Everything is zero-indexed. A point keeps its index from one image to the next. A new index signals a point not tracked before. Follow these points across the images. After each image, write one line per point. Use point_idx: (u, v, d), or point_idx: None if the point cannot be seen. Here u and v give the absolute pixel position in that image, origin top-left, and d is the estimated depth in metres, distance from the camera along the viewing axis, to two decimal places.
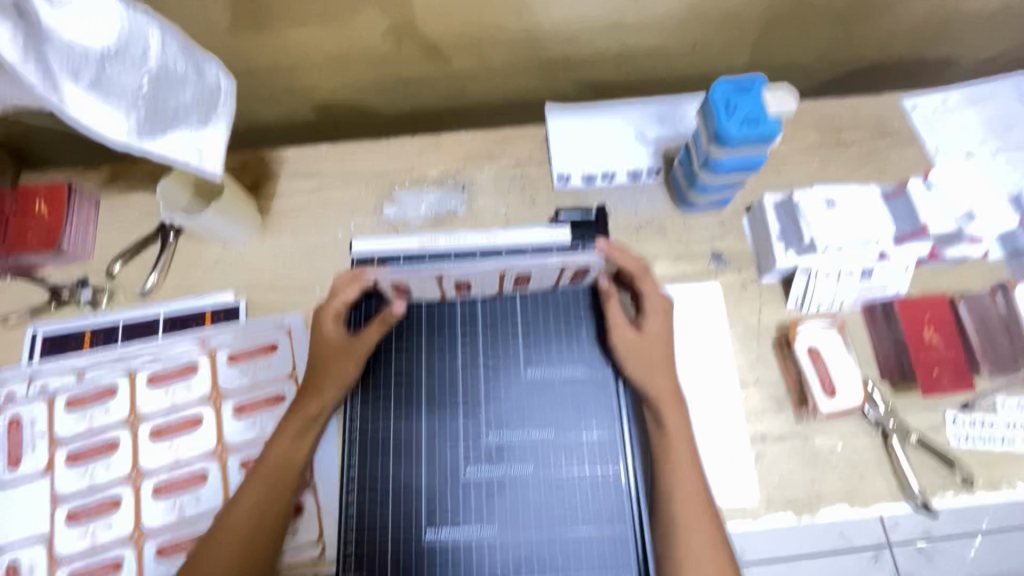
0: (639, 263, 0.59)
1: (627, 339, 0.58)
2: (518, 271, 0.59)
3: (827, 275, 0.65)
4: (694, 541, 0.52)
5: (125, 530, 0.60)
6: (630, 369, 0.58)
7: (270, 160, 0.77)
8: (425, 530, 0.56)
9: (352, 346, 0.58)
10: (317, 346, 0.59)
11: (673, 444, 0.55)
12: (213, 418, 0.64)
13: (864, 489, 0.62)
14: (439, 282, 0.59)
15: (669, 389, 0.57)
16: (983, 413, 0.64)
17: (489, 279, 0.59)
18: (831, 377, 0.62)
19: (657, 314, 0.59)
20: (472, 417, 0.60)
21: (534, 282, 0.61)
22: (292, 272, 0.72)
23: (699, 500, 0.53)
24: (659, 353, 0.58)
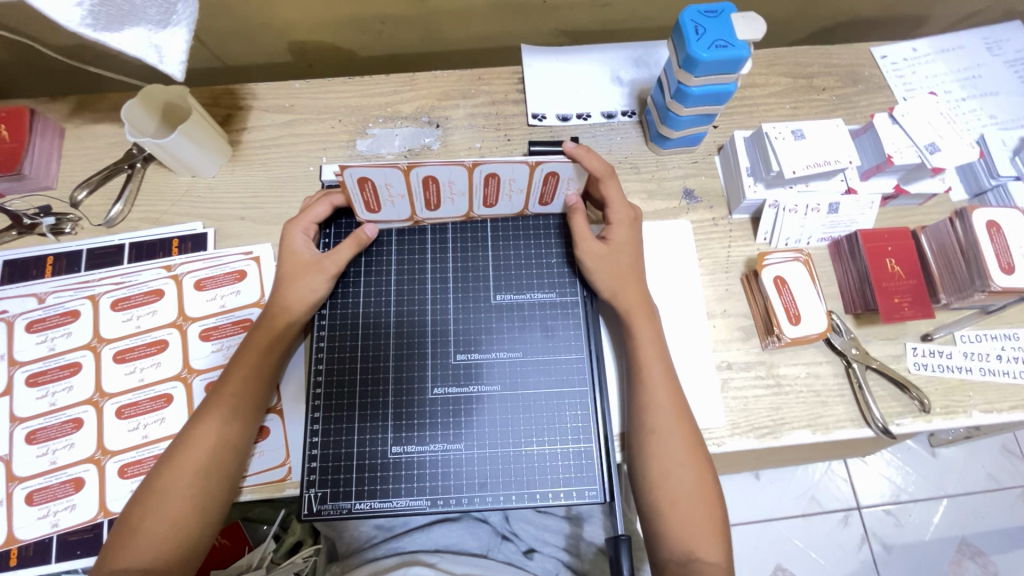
0: (605, 166, 0.59)
1: (594, 250, 0.60)
2: (488, 171, 0.56)
3: (795, 209, 0.67)
4: (662, 443, 0.54)
5: (87, 451, 0.59)
6: (602, 288, 0.60)
7: (242, 94, 0.76)
8: (391, 446, 0.56)
9: (322, 261, 0.58)
10: (286, 259, 0.59)
11: (643, 354, 0.57)
12: (179, 343, 0.63)
13: (826, 415, 0.64)
14: (406, 179, 0.56)
15: (637, 302, 0.58)
16: (941, 344, 0.66)
17: (458, 179, 0.57)
18: (795, 303, 0.64)
19: (622, 224, 0.60)
20: (442, 338, 0.60)
21: (504, 196, 0.60)
22: (262, 203, 0.71)
23: (667, 412, 0.55)
24: (626, 262, 0.60)
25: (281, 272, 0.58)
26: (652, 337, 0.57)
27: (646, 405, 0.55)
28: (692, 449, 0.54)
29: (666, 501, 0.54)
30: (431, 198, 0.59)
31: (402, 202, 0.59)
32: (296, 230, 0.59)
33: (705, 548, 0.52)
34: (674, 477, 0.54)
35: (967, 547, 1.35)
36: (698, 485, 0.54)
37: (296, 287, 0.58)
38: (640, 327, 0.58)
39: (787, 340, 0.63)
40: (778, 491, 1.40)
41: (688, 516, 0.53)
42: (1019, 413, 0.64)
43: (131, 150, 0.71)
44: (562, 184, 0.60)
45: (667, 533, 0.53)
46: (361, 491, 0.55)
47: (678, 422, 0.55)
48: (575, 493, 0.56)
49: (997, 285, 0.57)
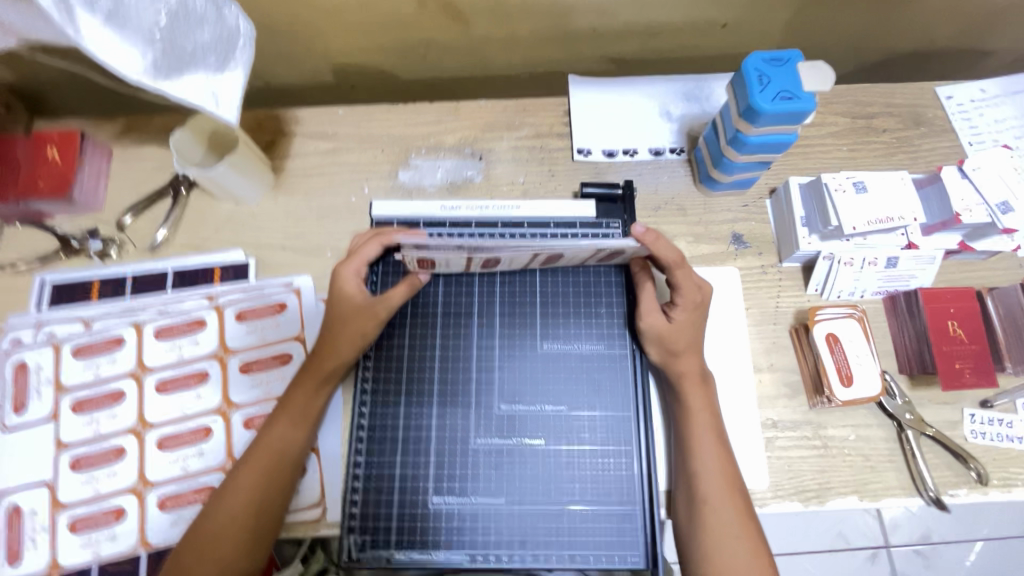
0: (676, 253, 0.56)
1: (657, 323, 0.57)
2: (549, 253, 0.57)
3: (850, 263, 0.64)
4: (717, 516, 0.52)
5: (128, 481, 0.60)
6: (655, 345, 0.57)
7: (286, 120, 0.76)
8: (431, 496, 0.56)
9: (374, 309, 0.57)
10: (337, 300, 0.57)
11: (694, 419, 0.55)
12: (219, 375, 0.64)
13: (875, 481, 0.61)
14: (467, 259, 0.58)
15: (693, 370, 0.56)
16: (1002, 411, 0.63)
17: (519, 259, 0.58)
18: (848, 364, 0.61)
19: (687, 306, 0.56)
20: (485, 386, 0.59)
21: (561, 259, 0.59)
22: (303, 232, 0.71)
23: (724, 482, 0.53)
24: (688, 333, 0.56)
25: (332, 322, 0.57)
26: (704, 405, 0.56)
27: (698, 475, 0.54)
28: (746, 523, 0.53)
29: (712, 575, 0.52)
30: (487, 261, 0.59)
31: (456, 263, 0.59)
32: (348, 275, 0.58)
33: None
34: (727, 551, 0.52)
35: None
36: (753, 561, 0.52)
37: (346, 337, 0.57)
38: (692, 392, 0.56)
39: (838, 402, 0.61)
40: (804, 524, 1.37)
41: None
42: None
43: (176, 174, 0.72)
44: (622, 253, 0.58)
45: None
46: (399, 541, 0.54)
47: (728, 495, 0.53)
48: (617, 557, 0.54)
49: None
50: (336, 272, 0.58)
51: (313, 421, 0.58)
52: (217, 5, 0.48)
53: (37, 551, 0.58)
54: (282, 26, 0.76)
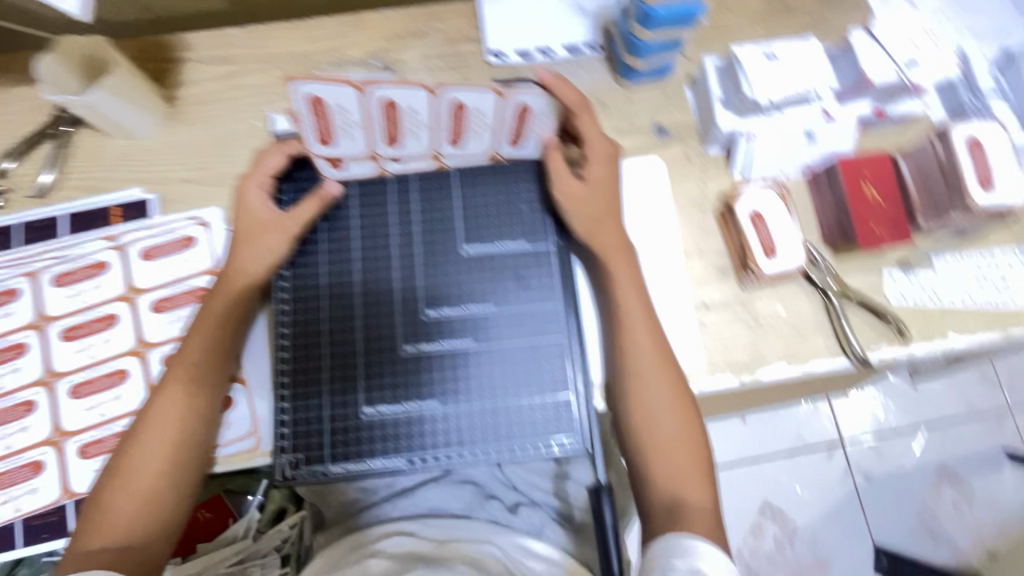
0: (579, 98, 0.55)
1: (570, 188, 0.57)
2: (454, 98, 0.50)
3: (770, 139, 0.63)
4: (647, 387, 0.54)
5: (43, 433, 0.57)
6: (574, 222, 0.57)
7: (174, 46, 0.70)
8: (363, 407, 0.54)
9: (282, 219, 0.54)
10: (240, 213, 0.55)
11: (623, 299, 0.56)
12: (129, 316, 0.60)
13: (804, 349, 0.63)
14: (363, 107, 0.50)
15: (614, 243, 0.57)
16: (919, 270, 0.65)
17: (421, 106, 0.50)
18: (771, 237, 0.62)
19: (601, 162, 0.57)
20: (410, 293, 0.57)
21: (471, 132, 0.55)
22: (204, 163, 0.66)
23: (653, 352, 0.54)
24: (601, 203, 0.57)
25: (241, 234, 0.55)
26: (632, 284, 0.56)
27: (630, 352, 0.55)
28: (678, 395, 0.54)
29: (647, 443, 0.54)
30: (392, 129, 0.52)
31: (358, 134, 0.52)
32: (252, 186, 0.55)
33: (690, 490, 0.52)
34: (660, 418, 0.54)
35: (946, 472, 1.40)
36: (682, 426, 0.54)
37: (256, 253, 0.54)
38: (619, 272, 0.56)
39: (764, 276, 0.62)
40: (764, 431, 1.43)
41: (674, 457, 0.53)
42: (994, 336, 0.64)
43: (56, 112, 0.66)
44: (534, 118, 0.54)
45: (657, 479, 0.53)
46: (334, 454, 0.53)
47: (660, 368, 0.54)
48: (555, 444, 0.54)
49: (978, 205, 0.56)
50: (240, 184, 0.55)
51: (231, 347, 0.55)
52: None
53: None
54: None
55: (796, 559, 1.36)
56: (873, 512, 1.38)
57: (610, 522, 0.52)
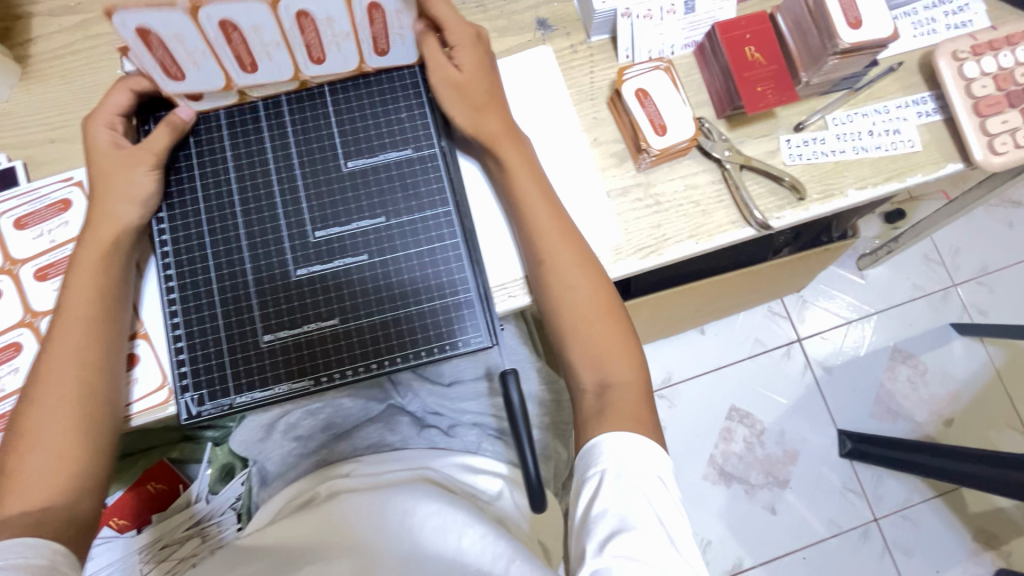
0: None
1: (445, 80, 0.55)
2: (296, 7, 0.47)
3: (648, 16, 0.62)
4: (555, 269, 0.54)
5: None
6: (458, 113, 0.55)
7: (16, 1, 0.65)
8: (261, 334, 0.53)
9: (136, 153, 0.52)
10: (90, 155, 0.52)
11: (518, 184, 0.54)
12: (13, 288, 0.57)
13: (708, 223, 0.63)
14: (198, 32, 0.46)
15: (499, 129, 0.55)
16: (812, 131, 0.65)
17: (263, 23, 0.47)
18: (660, 114, 0.61)
19: (469, 53, 0.54)
20: (295, 216, 0.55)
21: (330, 43, 0.52)
22: (68, 120, 0.63)
23: (560, 232, 0.54)
24: (482, 91, 0.55)
25: (98, 179, 0.52)
26: (529, 174, 0.55)
27: (535, 237, 0.54)
28: (589, 268, 0.54)
29: (564, 327, 0.54)
30: (242, 54, 0.50)
31: (205, 61, 0.50)
32: (97, 128, 0.52)
33: (615, 363, 0.53)
34: (577, 302, 0.54)
35: (898, 353, 1.46)
36: (603, 305, 0.54)
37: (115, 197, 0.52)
38: (512, 161, 0.55)
39: (656, 154, 0.61)
40: (723, 340, 1.46)
41: (593, 338, 0.54)
42: (892, 184, 0.64)
43: None
44: (392, 18, 0.50)
45: (577, 360, 0.54)
46: (238, 385, 0.52)
47: (567, 247, 0.54)
48: (461, 342, 0.54)
49: (845, 43, 0.54)
50: (87, 123, 0.53)
51: (120, 292, 0.53)
52: None
53: None
54: None
55: (767, 457, 1.39)
56: (834, 401, 1.43)
57: (517, 398, 0.51)
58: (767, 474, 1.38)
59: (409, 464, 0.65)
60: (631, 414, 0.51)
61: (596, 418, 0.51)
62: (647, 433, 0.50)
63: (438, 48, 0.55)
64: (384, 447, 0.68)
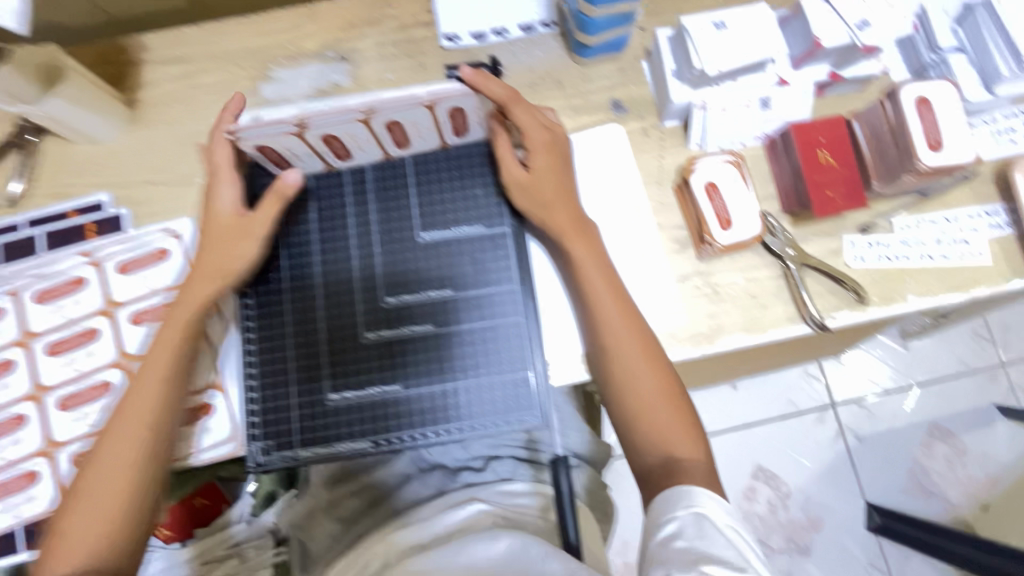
0: (506, 88, 0.55)
1: (514, 176, 0.57)
2: (388, 119, 0.54)
3: (724, 110, 0.64)
4: (618, 354, 0.54)
5: (34, 445, 0.60)
6: (518, 204, 0.58)
7: (130, 47, 0.70)
8: (330, 391, 0.56)
9: (249, 225, 0.55)
10: (209, 216, 0.56)
11: (586, 274, 0.56)
12: (110, 329, 0.62)
13: (764, 317, 0.63)
14: (303, 140, 0.54)
15: (568, 225, 0.57)
16: (878, 234, 0.65)
17: (358, 131, 0.54)
18: (726, 208, 0.62)
19: (541, 150, 0.57)
20: (370, 280, 0.59)
21: (415, 137, 0.58)
22: (167, 165, 0.67)
23: (624, 321, 0.55)
24: (548, 187, 0.57)
25: (211, 245, 0.55)
26: (595, 260, 0.56)
27: (600, 316, 0.55)
28: (651, 356, 0.54)
29: (630, 408, 0.54)
30: (338, 151, 0.57)
31: (309, 158, 0.58)
32: (221, 192, 0.55)
33: (681, 445, 0.52)
34: (642, 386, 0.54)
35: (937, 429, 1.41)
36: (664, 392, 0.53)
37: (224, 263, 0.55)
38: (576, 246, 0.56)
39: (720, 247, 0.62)
40: (755, 398, 1.44)
41: (660, 421, 0.53)
42: (956, 294, 0.64)
43: (18, 122, 0.67)
44: (471, 115, 0.56)
45: (640, 442, 0.53)
46: (303, 438, 0.56)
47: (631, 330, 0.55)
48: (514, 420, 0.56)
49: (925, 164, 0.55)
50: (209, 186, 0.56)
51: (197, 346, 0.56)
52: None
53: None
54: None
55: (790, 521, 1.37)
56: (865, 471, 1.40)
57: (565, 488, 0.56)
58: (789, 539, 1.36)
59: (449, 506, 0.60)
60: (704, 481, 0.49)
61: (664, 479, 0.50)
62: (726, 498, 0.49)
63: (508, 144, 0.58)
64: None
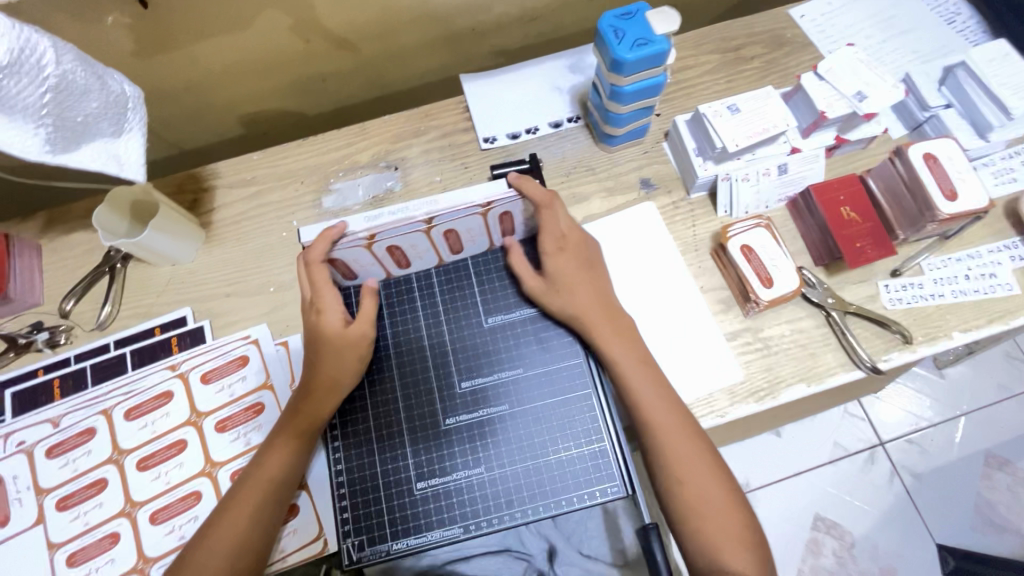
0: (544, 192, 0.60)
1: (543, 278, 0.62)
2: (447, 227, 0.60)
3: (746, 179, 0.70)
4: (669, 449, 0.55)
5: (128, 563, 0.61)
6: (554, 305, 0.61)
7: (204, 176, 0.79)
8: (415, 482, 0.58)
9: (362, 329, 0.59)
10: (316, 330, 0.60)
11: (620, 365, 0.58)
12: (197, 439, 0.65)
13: (818, 365, 0.66)
14: (371, 250, 0.60)
15: (606, 317, 0.60)
16: (910, 276, 0.69)
17: (419, 240, 0.60)
18: (765, 268, 0.66)
19: (571, 255, 0.62)
20: (444, 367, 0.62)
21: (467, 242, 0.64)
22: (243, 277, 0.73)
23: (670, 411, 0.56)
24: (578, 274, 0.62)
25: (324, 354, 0.59)
26: (635, 357, 0.59)
27: (645, 409, 0.56)
28: (702, 452, 0.55)
29: (687, 507, 0.53)
30: (399, 260, 0.63)
31: (374, 268, 0.63)
32: (330, 308, 0.59)
33: (732, 558, 0.51)
34: (701, 485, 0.54)
35: (993, 459, 1.37)
36: (715, 484, 0.54)
37: (344, 364, 0.59)
38: (611, 341, 0.59)
39: (764, 303, 0.66)
40: (801, 444, 1.42)
41: (720, 526, 0.52)
42: (996, 326, 0.67)
43: (107, 252, 0.74)
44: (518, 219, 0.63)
45: (692, 548, 0.53)
46: (394, 531, 0.57)
47: (674, 426, 0.56)
48: (599, 491, 0.58)
49: (944, 213, 0.60)
50: (317, 305, 0.59)
51: (310, 454, 0.60)
52: (99, 74, 0.48)
53: None
54: (179, 92, 0.79)
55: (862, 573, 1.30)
56: (929, 510, 1.34)
57: (662, 560, 0.53)
58: None
59: None
60: None
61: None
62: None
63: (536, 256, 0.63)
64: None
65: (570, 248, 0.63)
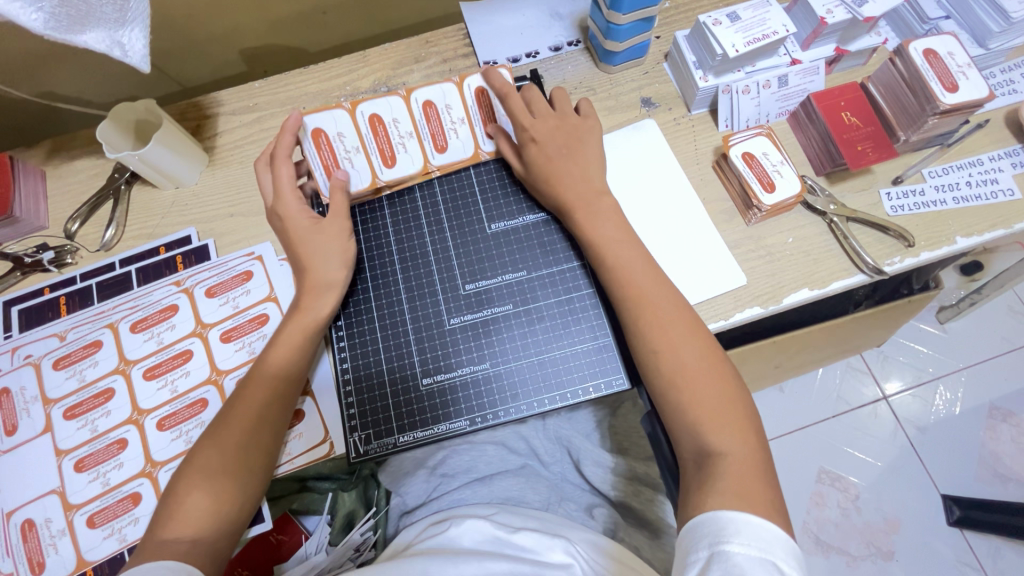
0: (501, 80, 0.64)
1: (546, 170, 0.62)
2: (423, 99, 0.64)
3: (747, 91, 0.70)
4: (670, 343, 0.54)
5: (137, 467, 0.61)
6: (557, 201, 0.62)
7: (206, 104, 0.78)
8: (421, 377, 0.59)
9: None
10: (316, 228, 0.60)
11: (617, 257, 0.58)
12: (203, 350, 0.65)
13: (820, 270, 0.66)
14: (352, 122, 0.63)
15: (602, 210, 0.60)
16: (911, 184, 0.69)
17: (400, 113, 0.64)
18: (768, 174, 0.66)
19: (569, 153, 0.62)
20: (448, 271, 0.63)
21: (450, 134, 0.65)
22: (246, 198, 0.73)
23: (672, 301, 0.56)
24: (576, 174, 0.61)
25: (328, 247, 0.60)
26: (634, 251, 0.58)
27: (649, 302, 0.56)
28: (706, 340, 0.54)
29: (679, 386, 0.52)
30: (384, 146, 0.64)
31: (357, 158, 0.63)
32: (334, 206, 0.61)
33: (733, 439, 0.50)
34: (701, 370, 0.53)
35: (996, 411, 1.32)
36: (721, 372, 0.53)
37: (331, 260, 0.60)
38: (609, 228, 0.60)
39: (766, 209, 0.66)
40: (803, 398, 1.38)
41: (716, 410, 0.51)
42: (998, 231, 0.67)
43: (111, 175, 0.73)
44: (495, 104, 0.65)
45: (681, 430, 0.52)
46: (401, 425, 0.58)
47: (677, 315, 0.55)
48: (604, 384, 0.58)
49: (944, 104, 0.61)
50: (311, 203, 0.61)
51: (315, 353, 0.60)
52: None
53: (61, 554, 0.59)
54: (181, 21, 0.79)
55: (866, 524, 1.25)
56: (933, 463, 1.29)
57: (661, 434, 0.56)
58: (868, 545, 1.24)
59: (546, 524, 0.66)
60: (746, 485, 0.47)
61: (698, 490, 0.48)
62: (770, 518, 0.45)
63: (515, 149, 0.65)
64: (526, 502, 0.73)
65: (578, 132, 0.63)
